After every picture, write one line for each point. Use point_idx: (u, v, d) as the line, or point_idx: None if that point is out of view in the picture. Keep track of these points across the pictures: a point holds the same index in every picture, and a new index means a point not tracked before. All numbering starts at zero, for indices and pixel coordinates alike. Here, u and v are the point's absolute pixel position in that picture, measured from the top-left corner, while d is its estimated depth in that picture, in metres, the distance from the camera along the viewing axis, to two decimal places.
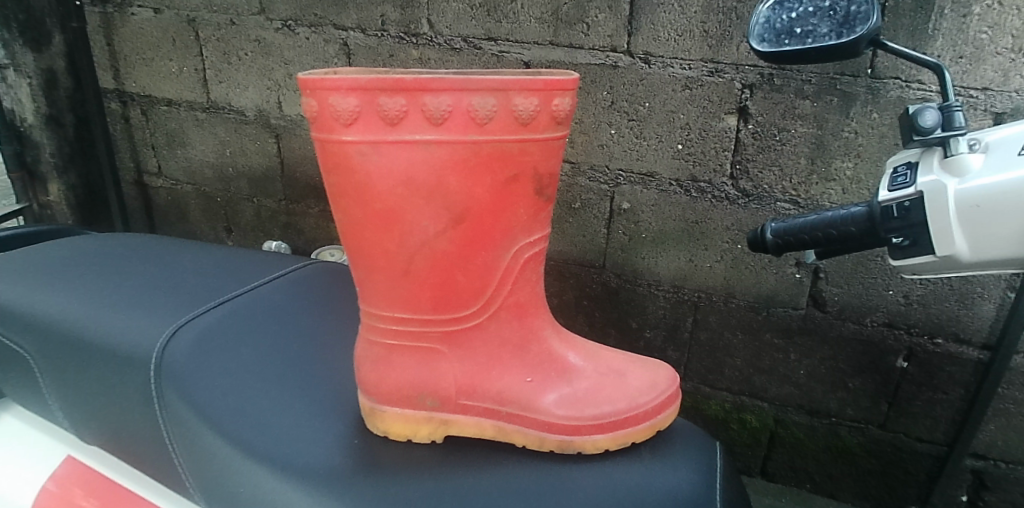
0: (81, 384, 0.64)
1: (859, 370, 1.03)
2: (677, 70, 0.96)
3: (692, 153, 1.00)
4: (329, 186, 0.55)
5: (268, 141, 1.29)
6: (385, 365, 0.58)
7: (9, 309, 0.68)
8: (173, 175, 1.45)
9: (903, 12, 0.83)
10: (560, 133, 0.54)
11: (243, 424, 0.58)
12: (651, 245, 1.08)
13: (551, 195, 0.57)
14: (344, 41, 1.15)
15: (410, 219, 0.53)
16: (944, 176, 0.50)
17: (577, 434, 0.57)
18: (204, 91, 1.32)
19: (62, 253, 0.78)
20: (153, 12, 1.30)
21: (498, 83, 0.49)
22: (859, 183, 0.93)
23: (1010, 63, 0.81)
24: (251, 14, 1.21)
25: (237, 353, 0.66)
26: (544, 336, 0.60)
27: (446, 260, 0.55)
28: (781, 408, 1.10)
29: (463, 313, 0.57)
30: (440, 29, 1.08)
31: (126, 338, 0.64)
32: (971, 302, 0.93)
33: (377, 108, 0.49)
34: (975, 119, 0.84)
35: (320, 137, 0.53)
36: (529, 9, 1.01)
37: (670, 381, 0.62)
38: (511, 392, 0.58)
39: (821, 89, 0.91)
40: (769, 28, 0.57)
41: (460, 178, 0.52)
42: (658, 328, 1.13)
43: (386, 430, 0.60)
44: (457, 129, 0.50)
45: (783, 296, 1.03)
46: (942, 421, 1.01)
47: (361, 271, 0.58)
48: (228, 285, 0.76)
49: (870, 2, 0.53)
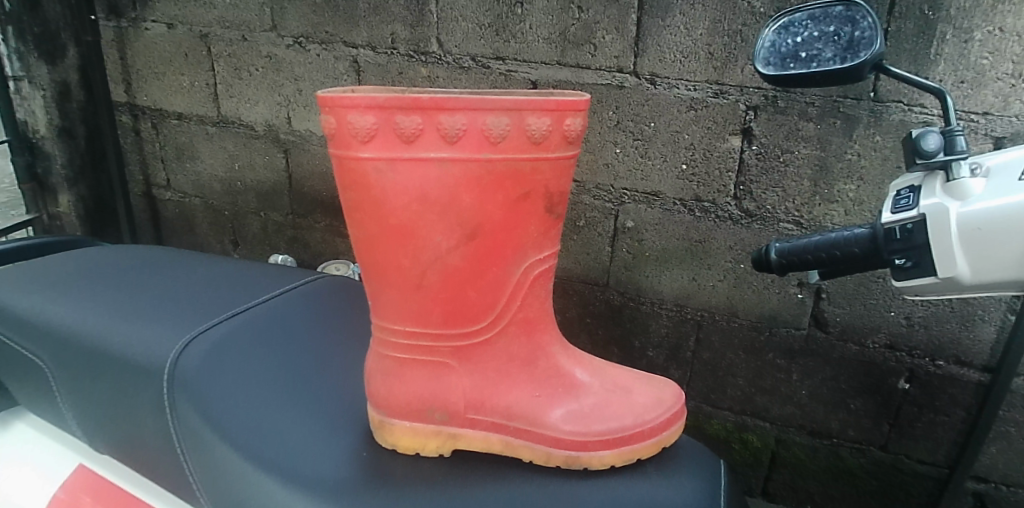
0: (93, 393, 0.65)
1: (861, 390, 1.03)
2: (683, 91, 0.98)
3: (696, 174, 1.02)
4: (344, 201, 0.56)
5: (277, 155, 1.31)
6: (396, 378, 0.59)
7: (25, 319, 0.69)
8: (181, 188, 1.47)
9: (905, 38, 0.85)
10: (571, 153, 0.55)
11: (253, 435, 0.59)
12: (654, 263, 1.09)
13: (562, 213, 0.58)
14: (354, 58, 1.17)
15: (423, 235, 0.54)
16: (946, 199, 0.51)
17: (583, 449, 0.58)
18: (214, 106, 1.34)
19: (77, 265, 0.79)
20: (166, 27, 1.33)
21: (512, 103, 0.50)
22: (861, 205, 0.94)
23: (1010, 88, 0.83)
24: (263, 30, 1.23)
25: (249, 365, 0.67)
26: (552, 352, 0.60)
27: (458, 275, 0.56)
28: (783, 428, 1.10)
29: (474, 327, 0.58)
30: (448, 48, 1.10)
31: (140, 349, 0.64)
32: (973, 324, 0.93)
33: (394, 126, 0.50)
34: (976, 143, 0.86)
35: (337, 154, 0.54)
36: (538, 30, 1.03)
37: (676, 399, 0.62)
38: (519, 407, 0.58)
39: (824, 112, 0.92)
40: (774, 52, 0.59)
41: (473, 195, 0.53)
42: (660, 347, 1.13)
43: (395, 444, 0.60)
44: (471, 147, 0.51)
45: (786, 316, 1.04)
46: (943, 443, 1.01)
47: (374, 286, 0.59)
48: (240, 298, 0.76)
49: (875, 27, 0.54)
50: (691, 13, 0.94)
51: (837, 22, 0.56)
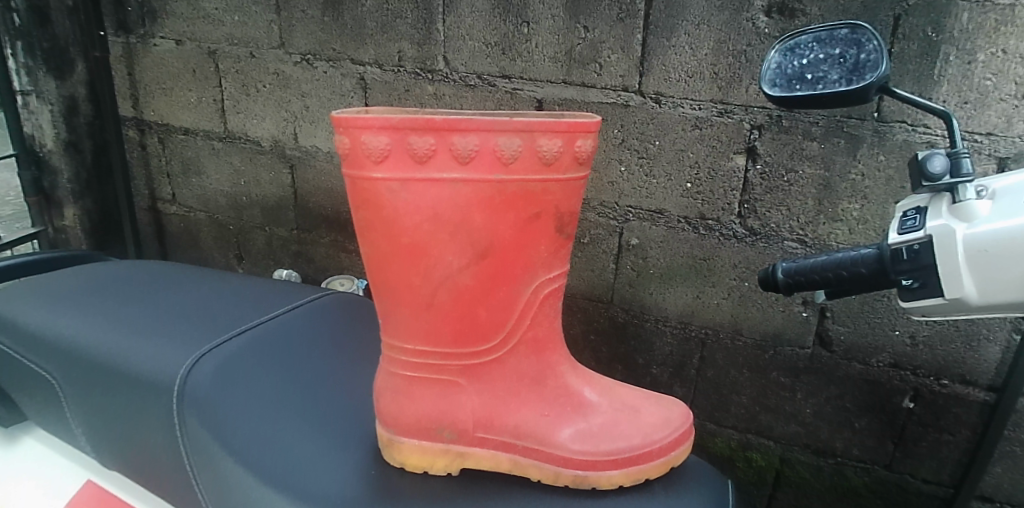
0: (102, 408, 0.65)
1: (865, 410, 1.03)
2: (688, 110, 0.99)
3: (701, 192, 1.02)
4: (357, 220, 0.57)
5: (283, 171, 1.32)
6: (404, 396, 0.59)
7: (35, 334, 0.69)
8: (186, 202, 1.47)
9: (909, 59, 0.86)
10: (581, 174, 0.56)
11: (263, 452, 0.59)
12: (658, 281, 1.10)
13: (571, 232, 0.59)
14: (362, 75, 1.18)
15: (435, 253, 0.55)
16: (953, 220, 0.51)
17: (592, 469, 0.58)
18: (221, 122, 1.35)
19: (86, 280, 0.79)
20: (175, 44, 1.34)
21: (524, 124, 0.51)
22: (866, 224, 0.94)
23: (1013, 109, 0.84)
24: (271, 47, 1.24)
25: (258, 382, 0.66)
26: (561, 371, 0.61)
27: (469, 294, 0.56)
28: (787, 447, 1.10)
29: (483, 346, 0.58)
30: (455, 66, 1.11)
31: (151, 365, 0.64)
32: (977, 344, 0.93)
33: (407, 147, 0.51)
34: (979, 163, 0.87)
35: (350, 173, 0.54)
36: (544, 49, 1.04)
37: (684, 418, 0.62)
38: (527, 425, 0.58)
39: (828, 131, 0.93)
40: (780, 73, 0.60)
41: (485, 214, 0.53)
42: (664, 365, 1.13)
43: (403, 462, 0.60)
44: (483, 168, 0.52)
45: (790, 334, 1.04)
46: (949, 463, 1.00)
47: (385, 304, 0.59)
48: (248, 314, 0.77)
49: (881, 50, 0.55)
50: (696, 33, 0.95)
51: (843, 45, 0.57)
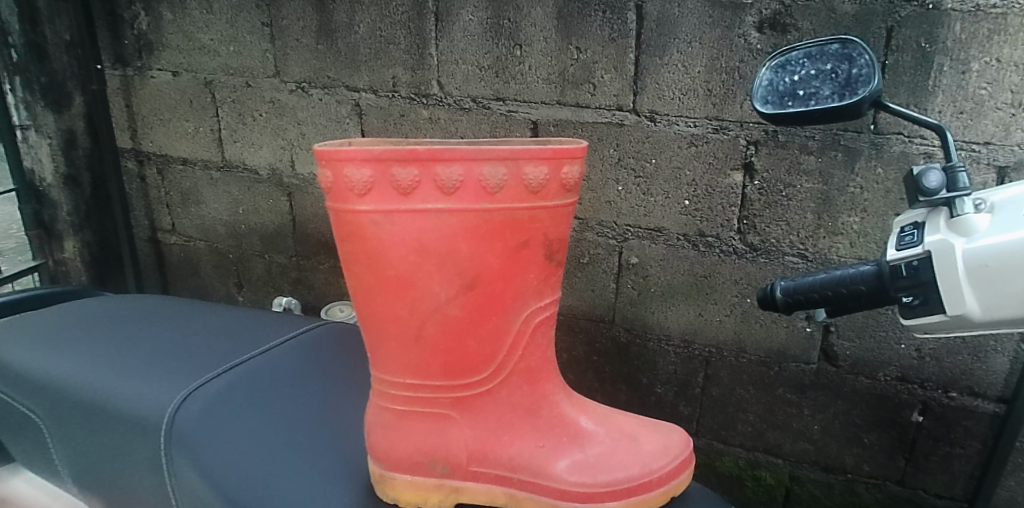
0: (90, 448, 0.64)
1: (874, 424, 1.01)
2: (682, 127, 0.99)
3: (699, 209, 1.01)
4: (342, 253, 0.56)
5: (281, 199, 1.32)
6: (396, 431, 0.58)
7: (22, 375, 0.68)
8: (186, 232, 1.48)
9: (903, 70, 0.85)
10: (569, 201, 0.55)
11: (251, 491, 0.58)
12: (660, 299, 1.08)
13: (562, 259, 0.58)
14: (356, 101, 1.18)
15: (422, 285, 0.54)
16: (952, 235, 0.50)
17: (590, 502, 0.55)
18: (218, 151, 1.36)
19: (77, 318, 0.78)
20: (172, 75, 1.34)
21: (508, 152, 0.50)
22: (867, 236, 0.93)
23: (1010, 118, 0.83)
24: (266, 76, 1.25)
25: (248, 417, 0.66)
26: (555, 401, 0.59)
27: (457, 326, 0.55)
28: (797, 464, 1.08)
29: (474, 378, 0.57)
30: (449, 91, 1.11)
31: (140, 404, 0.63)
32: (985, 355, 0.91)
33: (390, 179, 0.50)
34: (979, 173, 0.86)
35: (335, 207, 0.54)
36: (537, 71, 1.04)
37: (683, 446, 0.61)
38: (522, 458, 0.57)
39: (825, 145, 0.92)
40: (772, 90, 0.59)
41: (471, 244, 0.52)
42: (669, 384, 1.12)
43: (396, 498, 0.59)
44: (468, 198, 0.51)
45: (794, 350, 1.02)
46: (961, 477, 0.98)
47: (373, 338, 0.58)
48: (241, 348, 0.76)
49: (872, 65, 0.54)
50: (689, 51, 0.95)
51: (834, 60, 0.56)
